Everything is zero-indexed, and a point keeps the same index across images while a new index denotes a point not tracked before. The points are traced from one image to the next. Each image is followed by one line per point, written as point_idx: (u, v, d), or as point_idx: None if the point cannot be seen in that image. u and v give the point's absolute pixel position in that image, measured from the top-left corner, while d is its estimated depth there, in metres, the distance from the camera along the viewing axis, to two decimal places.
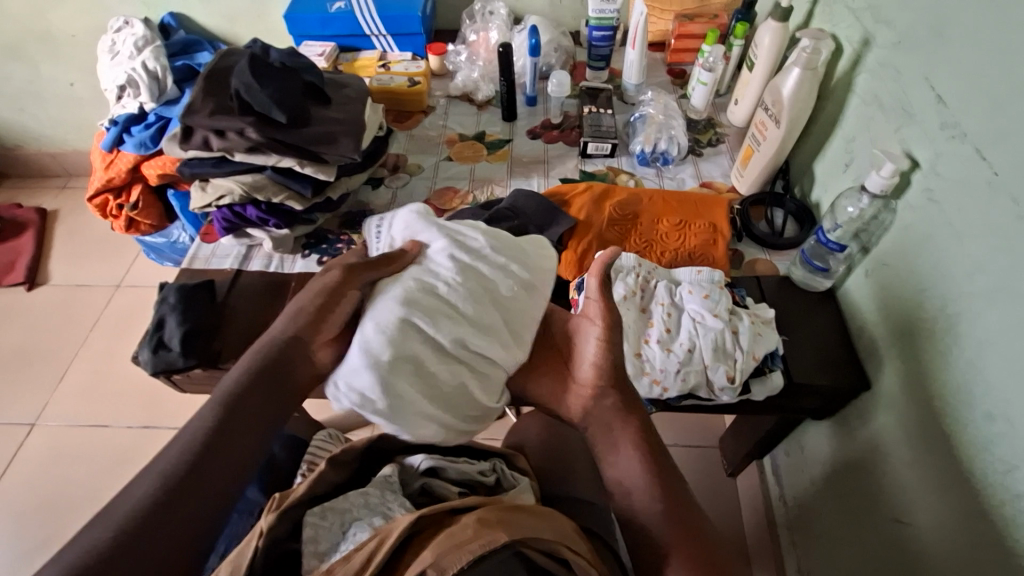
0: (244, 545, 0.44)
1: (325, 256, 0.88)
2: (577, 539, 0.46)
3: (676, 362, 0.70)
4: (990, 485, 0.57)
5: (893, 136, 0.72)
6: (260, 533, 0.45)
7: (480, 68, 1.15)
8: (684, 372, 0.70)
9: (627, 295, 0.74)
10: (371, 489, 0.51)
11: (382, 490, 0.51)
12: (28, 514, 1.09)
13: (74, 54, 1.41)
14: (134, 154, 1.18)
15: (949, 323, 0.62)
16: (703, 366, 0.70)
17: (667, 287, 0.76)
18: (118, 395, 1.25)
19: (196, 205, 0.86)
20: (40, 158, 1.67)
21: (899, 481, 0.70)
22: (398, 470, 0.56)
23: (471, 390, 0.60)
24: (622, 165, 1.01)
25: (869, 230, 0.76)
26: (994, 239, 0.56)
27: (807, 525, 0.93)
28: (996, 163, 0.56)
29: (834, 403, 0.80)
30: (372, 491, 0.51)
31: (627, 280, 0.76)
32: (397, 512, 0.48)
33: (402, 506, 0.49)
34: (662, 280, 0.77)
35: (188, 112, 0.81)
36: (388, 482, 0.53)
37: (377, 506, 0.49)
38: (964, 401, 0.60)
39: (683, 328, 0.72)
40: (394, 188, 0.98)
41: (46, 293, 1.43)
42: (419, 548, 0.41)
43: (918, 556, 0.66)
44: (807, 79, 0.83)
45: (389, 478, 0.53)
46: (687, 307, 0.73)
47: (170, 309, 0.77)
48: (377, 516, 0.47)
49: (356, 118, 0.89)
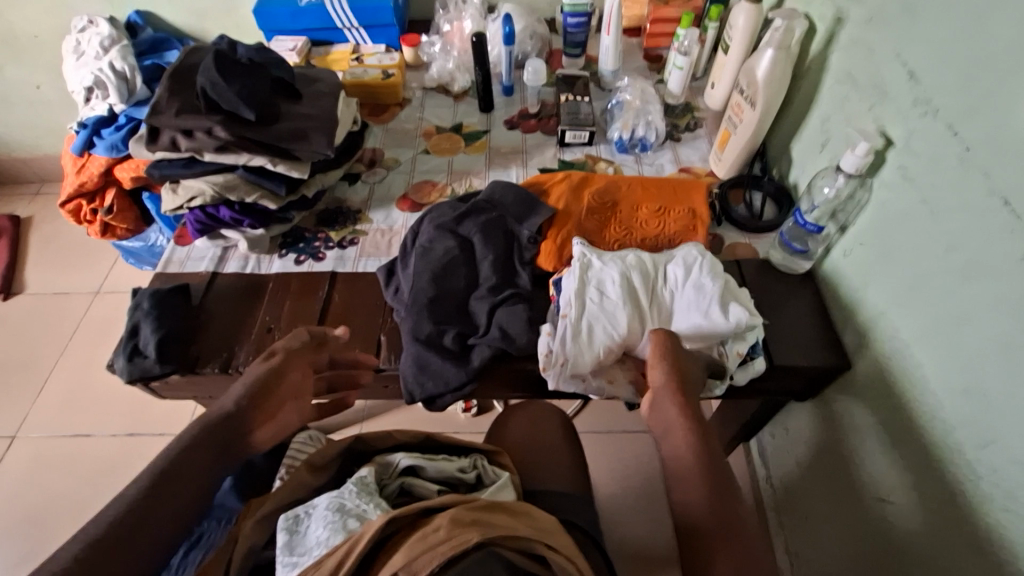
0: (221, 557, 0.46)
1: (303, 255, 0.87)
2: (559, 534, 0.46)
3: None
4: (969, 460, 0.57)
5: (867, 114, 0.71)
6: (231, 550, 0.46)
7: (455, 58, 1.13)
8: None
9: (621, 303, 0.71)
10: (346, 487, 0.50)
11: (358, 488, 0.50)
12: (13, 526, 1.08)
13: (40, 57, 1.37)
14: (105, 157, 1.15)
15: (926, 301, 0.62)
16: None
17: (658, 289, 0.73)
18: (101, 403, 1.23)
19: (167, 208, 0.84)
20: (11, 164, 1.63)
21: (879, 461, 0.71)
22: (379, 466, 0.55)
23: (610, 327, 0.70)
24: (601, 152, 1.01)
25: (846, 210, 0.76)
26: (966, 216, 0.57)
27: (793, 504, 0.94)
28: (968, 139, 0.56)
29: (816, 384, 0.80)
30: (348, 491, 0.50)
31: (619, 285, 0.71)
32: (373, 513, 0.47)
33: (378, 507, 0.48)
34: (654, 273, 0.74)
35: (154, 113, 0.79)
36: (365, 480, 0.52)
37: (351, 508, 0.48)
38: (941, 377, 0.61)
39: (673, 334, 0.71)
40: (371, 184, 0.97)
41: (23, 301, 1.41)
42: (391, 550, 0.41)
43: (902, 534, 0.67)
44: (782, 59, 0.82)
45: (367, 476, 0.52)
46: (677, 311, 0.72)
47: (144, 315, 0.76)
48: (351, 518, 0.47)
49: (328, 113, 0.87)
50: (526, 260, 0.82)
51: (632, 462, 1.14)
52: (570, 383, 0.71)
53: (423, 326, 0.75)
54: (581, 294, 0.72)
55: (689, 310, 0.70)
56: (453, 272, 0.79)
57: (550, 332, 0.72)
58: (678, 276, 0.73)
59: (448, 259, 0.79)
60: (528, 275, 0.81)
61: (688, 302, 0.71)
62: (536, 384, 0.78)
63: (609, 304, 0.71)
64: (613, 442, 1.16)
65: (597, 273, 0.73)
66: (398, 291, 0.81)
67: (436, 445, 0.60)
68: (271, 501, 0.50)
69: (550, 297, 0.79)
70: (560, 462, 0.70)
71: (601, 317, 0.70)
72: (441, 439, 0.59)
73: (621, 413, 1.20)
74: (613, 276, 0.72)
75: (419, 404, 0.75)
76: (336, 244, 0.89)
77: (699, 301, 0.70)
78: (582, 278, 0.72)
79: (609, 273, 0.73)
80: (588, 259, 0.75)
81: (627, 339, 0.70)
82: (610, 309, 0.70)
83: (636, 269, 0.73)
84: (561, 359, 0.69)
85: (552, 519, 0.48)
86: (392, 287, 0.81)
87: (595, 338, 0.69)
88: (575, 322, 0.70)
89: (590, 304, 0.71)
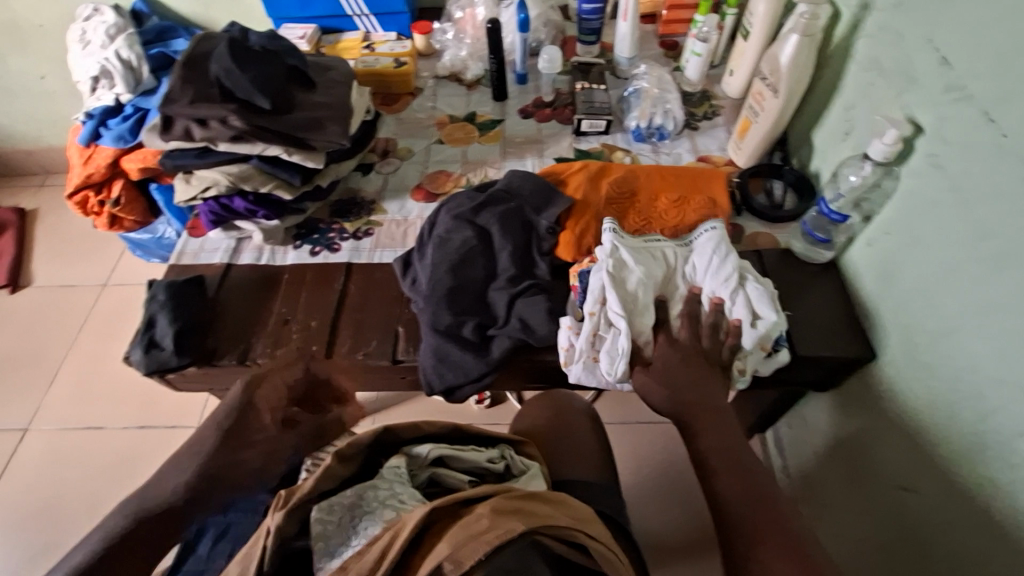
0: (253, 545, 0.46)
1: (317, 246, 0.86)
2: (596, 523, 0.46)
3: None
4: (998, 449, 0.56)
5: (895, 101, 0.70)
6: (268, 534, 0.45)
7: (468, 46, 1.11)
8: None
9: (642, 301, 0.70)
10: (380, 479, 0.51)
11: (391, 479, 0.51)
12: (27, 519, 1.08)
13: (44, 46, 1.35)
14: (112, 148, 1.14)
15: (957, 290, 0.61)
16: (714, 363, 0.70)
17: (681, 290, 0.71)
18: (112, 396, 1.22)
19: (181, 198, 0.83)
20: (15, 156, 1.61)
21: (901, 451, 0.70)
22: (409, 456, 0.55)
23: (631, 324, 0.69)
24: (618, 142, 0.99)
25: (870, 199, 0.74)
26: (1002, 203, 0.55)
27: (809, 494, 0.93)
28: (1004, 124, 0.55)
29: (837, 374, 0.79)
30: (383, 482, 0.51)
31: (643, 283, 0.70)
32: (410, 505, 0.49)
33: (414, 499, 0.49)
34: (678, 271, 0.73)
35: (167, 102, 0.78)
36: (398, 469, 0.52)
37: (387, 501, 0.49)
38: (970, 365, 0.60)
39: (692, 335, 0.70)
40: (385, 174, 0.96)
41: (31, 294, 1.40)
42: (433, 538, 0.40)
43: (923, 523, 0.67)
44: (806, 45, 0.80)
45: (400, 465, 0.53)
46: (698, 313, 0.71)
47: (160, 307, 0.75)
48: (389, 509, 0.48)
49: (342, 102, 0.86)
50: (544, 251, 0.81)
51: (647, 453, 1.13)
52: (588, 376, 0.70)
53: (443, 318, 0.74)
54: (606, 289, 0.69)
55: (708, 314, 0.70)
56: (472, 263, 0.78)
57: (572, 325, 0.71)
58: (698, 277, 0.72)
59: (466, 250, 0.78)
60: (547, 265, 0.79)
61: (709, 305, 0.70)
62: (556, 375, 0.77)
63: (631, 301, 0.69)
64: (627, 433, 1.16)
65: (623, 268, 0.71)
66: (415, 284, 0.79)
67: (462, 436, 0.60)
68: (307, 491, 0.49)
69: (569, 288, 0.78)
70: (582, 454, 0.69)
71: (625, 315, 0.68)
72: (468, 430, 0.59)
73: (635, 405, 1.20)
74: (637, 273, 0.70)
75: (438, 396, 0.74)
76: (351, 235, 0.88)
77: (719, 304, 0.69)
78: (610, 272, 0.70)
79: (634, 269, 0.71)
80: (619, 255, 0.71)
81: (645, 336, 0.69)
82: (632, 307, 0.69)
83: (659, 269, 0.72)
84: (582, 356, 0.69)
85: (587, 509, 0.47)
86: (409, 281, 0.80)
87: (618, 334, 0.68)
88: (596, 317, 0.68)
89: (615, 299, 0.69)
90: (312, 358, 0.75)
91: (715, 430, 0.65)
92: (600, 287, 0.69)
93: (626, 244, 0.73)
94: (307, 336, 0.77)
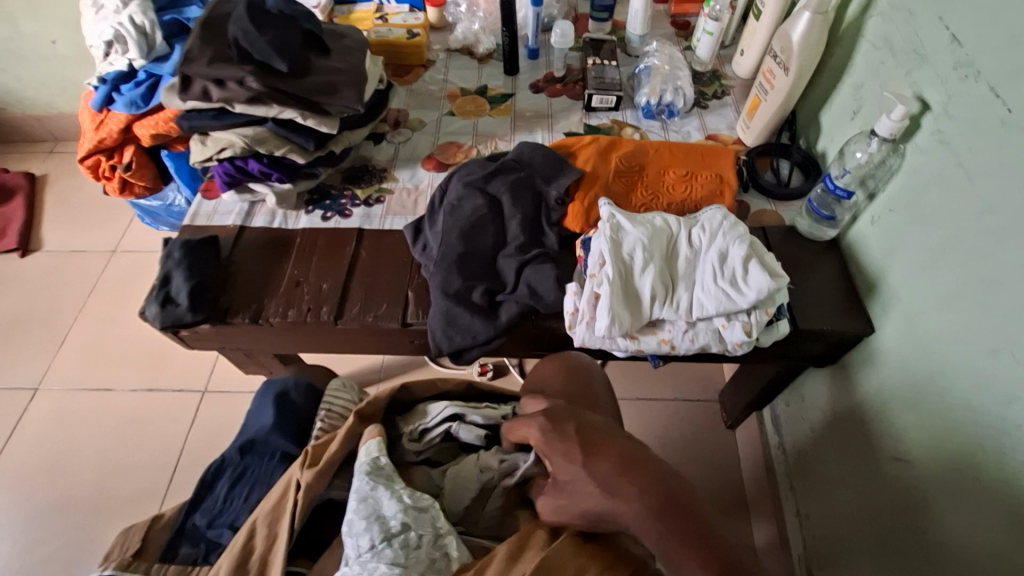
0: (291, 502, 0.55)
1: (329, 212, 0.87)
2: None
3: (686, 323, 0.71)
4: (992, 415, 0.58)
5: (904, 79, 0.71)
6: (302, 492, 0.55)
7: (481, 20, 1.11)
8: (693, 333, 0.71)
9: (642, 264, 0.70)
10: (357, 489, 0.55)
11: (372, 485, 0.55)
12: (37, 475, 1.11)
13: (56, 9, 1.35)
14: (125, 113, 1.15)
15: (959, 263, 0.62)
16: (716, 327, 0.70)
17: (684, 258, 0.72)
18: (121, 358, 1.24)
19: (196, 159, 0.85)
20: (25, 121, 1.61)
21: (898, 422, 0.72)
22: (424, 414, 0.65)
23: (628, 288, 0.70)
24: (627, 118, 1.00)
25: (875, 176, 0.75)
26: (1006, 176, 0.56)
27: (806, 469, 0.95)
28: (1010, 100, 0.56)
29: (838, 349, 0.81)
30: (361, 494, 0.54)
31: (643, 247, 0.71)
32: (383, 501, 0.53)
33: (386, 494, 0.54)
34: (683, 240, 0.73)
35: (186, 61, 0.79)
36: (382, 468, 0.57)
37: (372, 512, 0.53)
38: (966, 336, 0.62)
39: (690, 301, 0.70)
40: (396, 144, 0.97)
41: (40, 258, 1.41)
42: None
43: (915, 490, 0.69)
44: (818, 23, 0.81)
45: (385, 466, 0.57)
46: (699, 281, 0.70)
47: (176, 264, 0.76)
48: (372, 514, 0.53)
49: (357, 69, 0.86)
50: (553, 221, 0.82)
51: None
52: (593, 340, 0.72)
53: (452, 282, 0.76)
54: (606, 253, 0.71)
55: (707, 284, 0.70)
56: (481, 230, 0.80)
57: (577, 290, 0.73)
58: (701, 248, 0.73)
59: (477, 217, 0.80)
60: (555, 235, 0.81)
61: (708, 276, 0.70)
62: (562, 341, 0.79)
63: (630, 267, 0.71)
64: None
65: (623, 235, 0.73)
66: (426, 250, 0.81)
67: (477, 393, 0.67)
68: (334, 453, 0.59)
69: (577, 257, 0.79)
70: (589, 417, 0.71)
71: (622, 278, 0.70)
72: (483, 389, 0.65)
73: None
74: (638, 240, 0.72)
75: (446, 358, 0.76)
76: (362, 202, 0.89)
77: (719, 272, 0.70)
78: (609, 237, 0.72)
79: (635, 235, 0.72)
80: (617, 220, 0.75)
81: (643, 299, 0.70)
82: (629, 270, 0.71)
83: (661, 236, 0.73)
84: (588, 319, 0.70)
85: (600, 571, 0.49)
86: (420, 247, 0.81)
87: (619, 297, 0.69)
88: (598, 278, 0.70)
89: (616, 260, 0.71)
90: (323, 319, 0.77)
91: (618, 489, 0.47)
92: (601, 251, 0.72)
93: (622, 212, 0.76)
94: (318, 298, 0.78)
